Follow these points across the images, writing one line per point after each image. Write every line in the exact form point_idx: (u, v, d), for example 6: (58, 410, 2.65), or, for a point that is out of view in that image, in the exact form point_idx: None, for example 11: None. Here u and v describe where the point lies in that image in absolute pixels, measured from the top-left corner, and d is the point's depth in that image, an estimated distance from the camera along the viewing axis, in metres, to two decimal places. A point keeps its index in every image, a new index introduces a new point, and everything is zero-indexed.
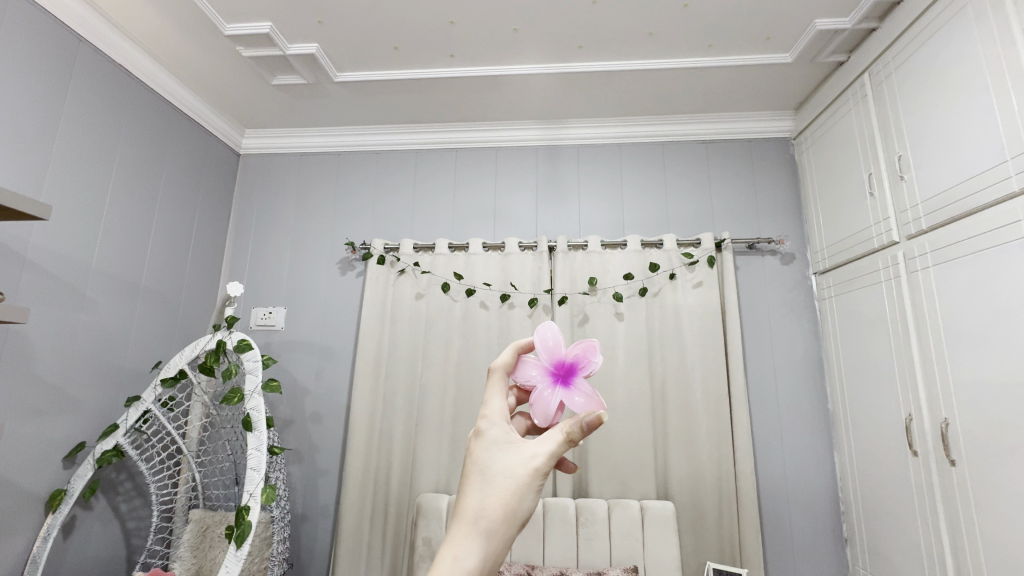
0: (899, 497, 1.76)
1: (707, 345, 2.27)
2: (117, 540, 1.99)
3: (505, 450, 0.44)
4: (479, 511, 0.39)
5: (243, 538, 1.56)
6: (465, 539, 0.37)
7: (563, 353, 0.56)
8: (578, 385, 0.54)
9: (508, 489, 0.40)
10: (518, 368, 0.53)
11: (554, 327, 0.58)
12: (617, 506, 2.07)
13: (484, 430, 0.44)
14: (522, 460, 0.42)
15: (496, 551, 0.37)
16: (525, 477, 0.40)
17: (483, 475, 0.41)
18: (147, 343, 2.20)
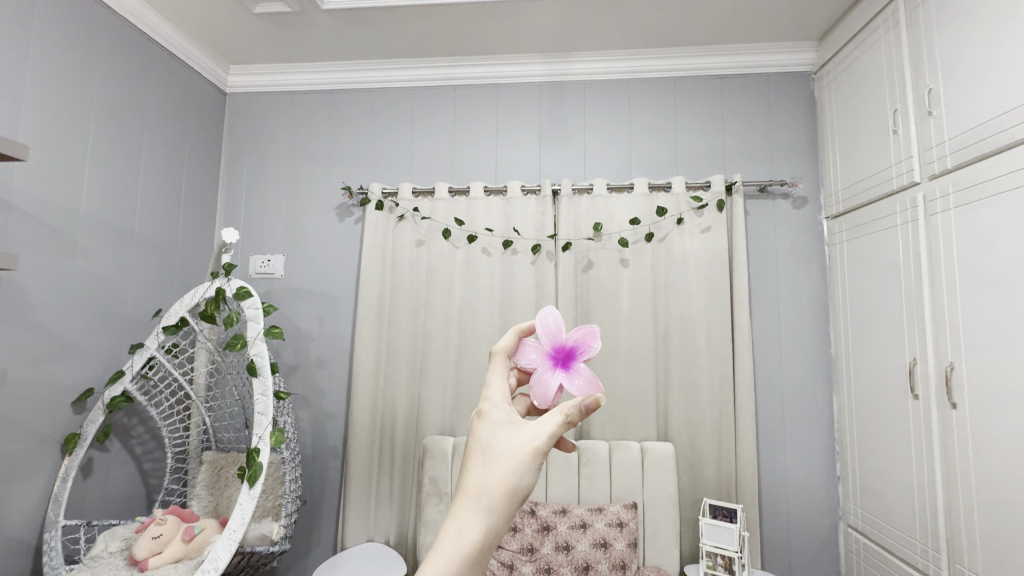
0: (896, 438, 1.80)
1: (713, 291, 2.25)
2: (135, 480, 2.06)
3: (507, 429, 0.43)
4: (481, 488, 0.38)
5: (255, 478, 1.60)
6: (467, 514, 0.37)
7: (564, 337, 0.56)
8: (579, 369, 0.55)
9: (509, 467, 0.39)
10: (519, 351, 0.54)
11: (556, 312, 0.58)
12: (618, 447, 2.13)
13: (485, 411, 0.44)
14: (524, 439, 0.41)
15: (497, 527, 0.37)
16: (526, 457, 0.40)
17: (484, 454, 0.40)
18: (146, 291, 2.18)
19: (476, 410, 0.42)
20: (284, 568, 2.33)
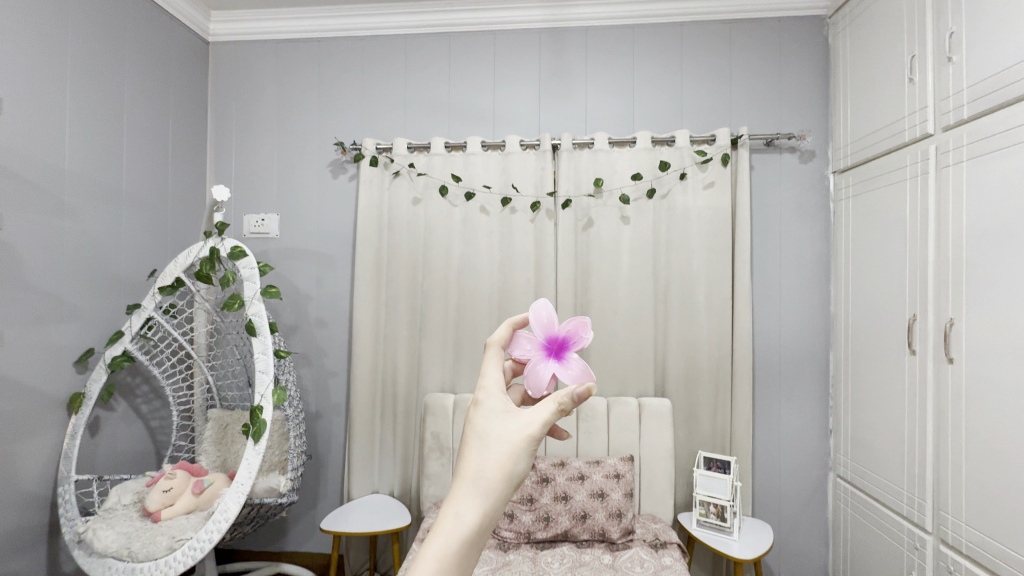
0: (890, 393, 1.83)
1: (714, 249, 2.22)
2: (143, 437, 2.11)
3: (501, 416, 0.46)
4: (479, 472, 0.41)
5: (259, 434, 1.63)
6: (464, 497, 0.40)
7: (556, 329, 0.59)
8: (571, 358, 0.58)
9: (502, 454, 0.42)
10: (514, 343, 0.57)
11: (548, 305, 0.61)
12: (616, 403, 2.16)
13: (481, 401, 0.47)
14: (518, 426, 0.44)
15: (492, 510, 0.40)
16: (520, 444, 0.43)
17: (479, 442, 0.43)
18: (139, 251, 2.14)
19: (472, 400, 0.45)
20: (294, 518, 2.42)
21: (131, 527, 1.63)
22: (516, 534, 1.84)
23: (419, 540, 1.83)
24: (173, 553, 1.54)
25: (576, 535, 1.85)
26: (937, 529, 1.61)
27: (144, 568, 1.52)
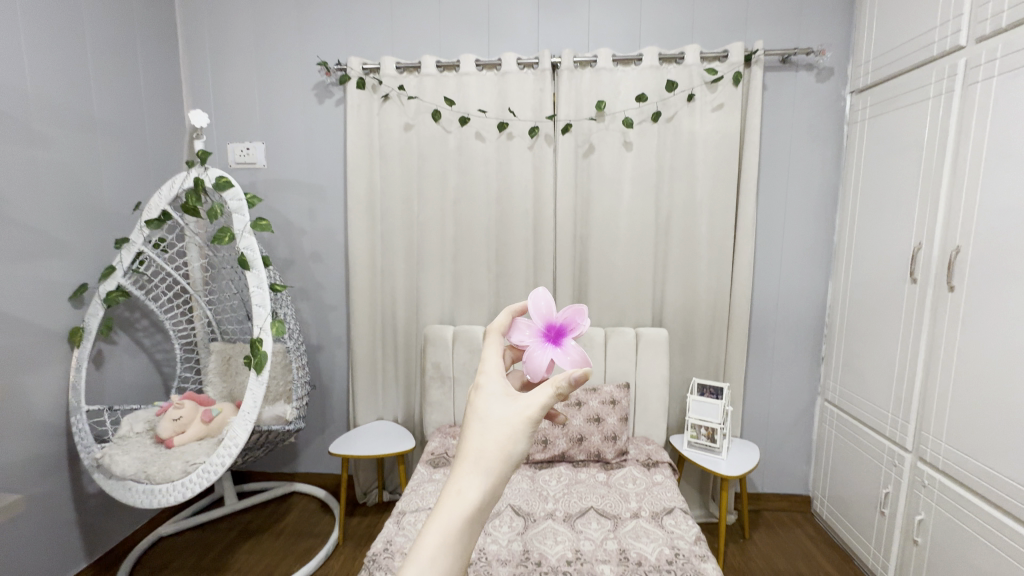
0: (885, 322, 1.84)
1: (720, 176, 2.14)
2: (149, 369, 2.15)
3: (501, 403, 0.54)
4: (480, 453, 0.49)
5: (261, 366, 1.65)
6: (470, 472, 0.48)
7: (554, 317, 0.71)
8: (566, 343, 0.70)
9: (503, 436, 0.50)
10: (515, 330, 0.68)
11: (547, 296, 0.73)
12: (614, 333, 2.19)
13: (482, 386, 0.56)
14: (517, 411, 0.52)
15: (495, 482, 0.48)
16: (517, 425, 0.51)
17: (482, 426, 0.51)
18: (121, 183, 2.06)
19: (473, 386, 0.54)
20: (303, 443, 2.54)
21: (147, 453, 1.70)
22: None
23: (423, 461, 1.93)
24: (188, 476, 1.61)
25: (572, 456, 1.94)
26: (917, 448, 1.69)
27: (162, 490, 1.60)
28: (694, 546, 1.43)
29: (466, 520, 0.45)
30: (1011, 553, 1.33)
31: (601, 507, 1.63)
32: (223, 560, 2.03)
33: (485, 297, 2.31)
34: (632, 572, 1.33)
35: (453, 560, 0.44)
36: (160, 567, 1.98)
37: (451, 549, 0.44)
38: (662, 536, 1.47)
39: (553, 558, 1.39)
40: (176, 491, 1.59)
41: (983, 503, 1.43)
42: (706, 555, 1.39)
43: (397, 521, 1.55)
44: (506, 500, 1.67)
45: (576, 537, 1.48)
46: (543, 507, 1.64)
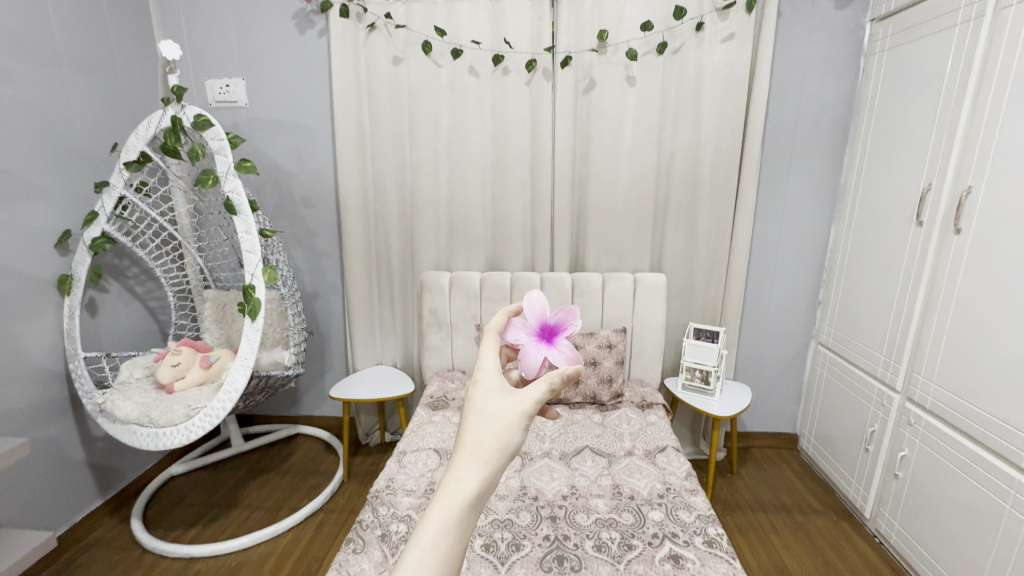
0: (886, 266, 1.82)
1: (726, 114, 2.04)
2: (144, 317, 2.13)
3: (498, 398, 0.54)
4: (479, 443, 0.49)
5: (256, 313, 1.63)
6: (469, 461, 0.48)
7: (548, 317, 0.69)
8: (559, 343, 0.68)
9: (501, 426, 0.50)
10: (508, 330, 0.65)
11: (541, 295, 0.70)
12: (611, 278, 2.17)
13: (479, 381, 0.56)
14: (513, 405, 0.52)
15: (493, 471, 0.48)
16: (515, 416, 0.51)
17: (480, 419, 0.51)
18: (95, 123, 1.95)
19: (470, 379, 0.54)
20: (304, 387, 2.58)
21: (148, 398, 1.72)
22: None
23: (422, 404, 1.97)
24: (191, 420, 1.64)
25: (569, 399, 1.98)
26: (906, 389, 1.73)
27: (167, 433, 1.63)
28: (685, 482, 1.49)
29: (467, 506, 0.45)
30: (988, 486, 1.39)
31: (596, 446, 1.68)
32: (233, 496, 2.11)
33: (481, 242, 2.26)
34: (625, 505, 1.39)
35: (452, 546, 0.43)
36: (173, 503, 2.06)
37: (450, 537, 0.44)
38: (654, 472, 1.53)
39: (549, 493, 1.44)
40: (181, 434, 1.62)
41: (967, 440, 1.47)
42: (696, 490, 1.45)
43: (398, 461, 1.60)
44: None
45: (571, 474, 1.53)
46: (540, 446, 1.69)
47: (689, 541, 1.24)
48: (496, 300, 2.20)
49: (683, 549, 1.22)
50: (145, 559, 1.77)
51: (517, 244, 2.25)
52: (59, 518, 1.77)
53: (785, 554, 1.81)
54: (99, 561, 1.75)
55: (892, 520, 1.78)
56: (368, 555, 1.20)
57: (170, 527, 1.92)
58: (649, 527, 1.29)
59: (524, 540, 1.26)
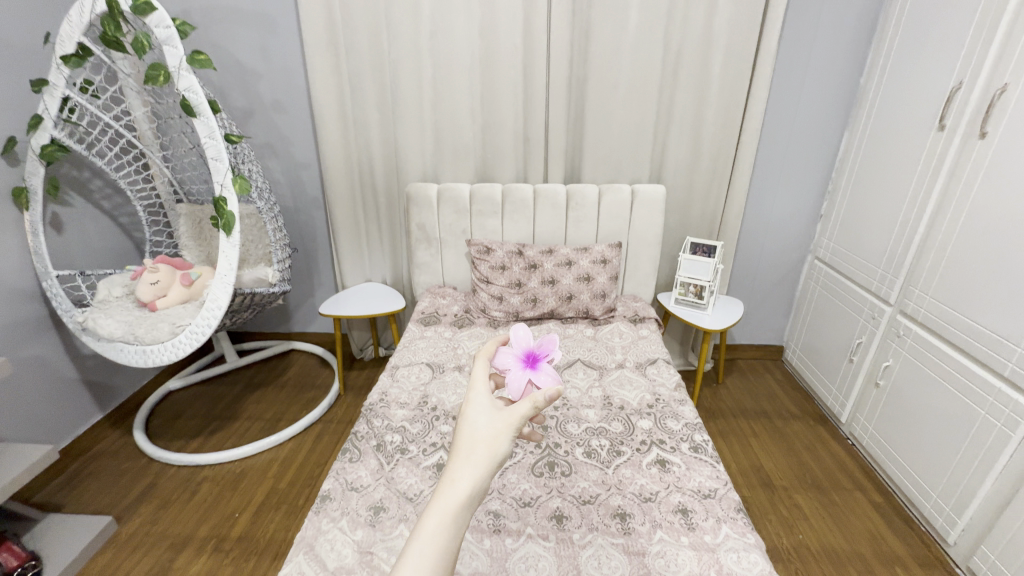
0: (897, 176, 1.74)
1: (743, 3, 1.82)
2: (117, 234, 2.02)
3: (488, 412, 0.61)
4: (471, 449, 0.56)
5: (230, 228, 1.54)
6: (462, 466, 0.55)
7: (531, 347, 0.84)
8: (542, 367, 0.82)
9: (491, 435, 0.57)
10: (498, 356, 0.79)
11: (524, 327, 0.86)
12: (608, 191, 2.06)
13: (471, 398, 0.63)
14: (502, 418, 0.59)
15: (484, 473, 0.54)
16: (502, 429, 0.58)
17: (472, 430, 0.58)
18: (21, 9, 1.68)
19: (463, 396, 0.61)
20: (295, 304, 2.55)
21: (131, 316, 1.67)
22: (505, 313, 1.96)
23: (414, 320, 1.95)
24: (178, 337, 1.61)
25: (561, 314, 1.97)
26: (901, 302, 1.72)
27: (154, 350, 1.61)
28: (674, 392, 1.51)
29: (459, 504, 0.52)
30: (967, 394, 1.43)
31: (588, 359, 1.69)
32: (233, 409, 2.16)
33: (470, 152, 2.11)
34: (615, 414, 1.42)
35: (448, 539, 0.50)
36: (174, 416, 2.11)
37: (445, 531, 0.50)
38: (644, 384, 1.55)
39: None
40: (169, 351, 1.60)
41: (954, 351, 1.50)
42: (685, 400, 1.48)
43: (391, 374, 1.61)
44: None
45: (563, 386, 1.55)
46: None
47: (676, 448, 1.29)
48: (487, 215, 2.10)
49: (670, 455, 1.26)
50: (153, 467, 1.85)
51: (509, 154, 2.10)
52: (61, 433, 1.81)
53: (763, 455, 1.92)
54: (108, 470, 1.82)
55: (867, 425, 1.87)
56: (365, 464, 1.23)
57: (173, 438, 1.98)
58: (637, 435, 1.33)
59: (517, 449, 1.29)
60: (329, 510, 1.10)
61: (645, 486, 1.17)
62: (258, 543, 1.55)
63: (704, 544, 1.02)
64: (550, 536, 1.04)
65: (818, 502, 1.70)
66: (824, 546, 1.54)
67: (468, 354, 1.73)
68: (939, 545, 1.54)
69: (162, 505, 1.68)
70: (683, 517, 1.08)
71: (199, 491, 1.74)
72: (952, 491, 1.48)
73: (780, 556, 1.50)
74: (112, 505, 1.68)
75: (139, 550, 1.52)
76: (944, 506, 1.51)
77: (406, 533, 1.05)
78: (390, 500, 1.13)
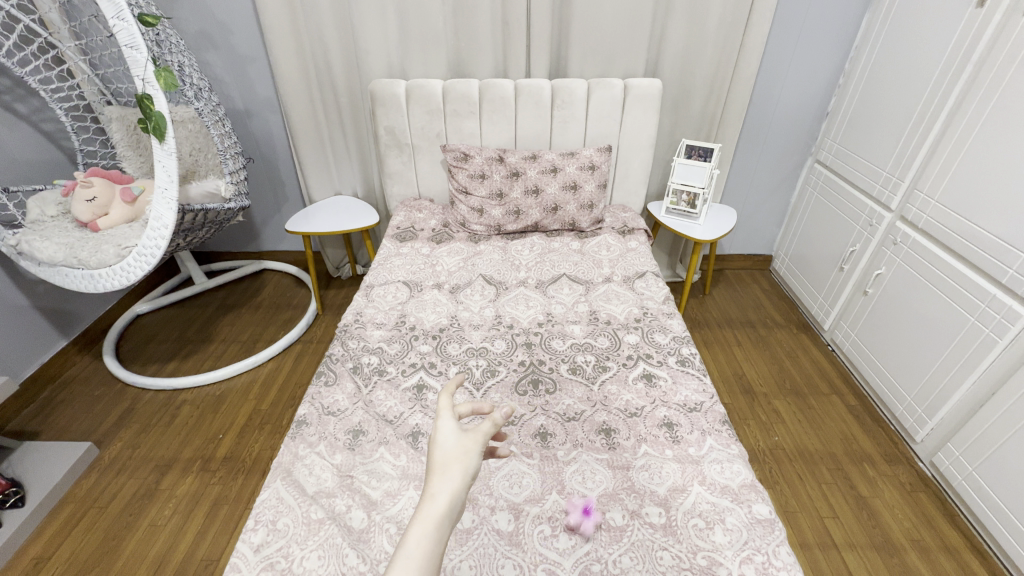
0: (919, 66, 1.56)
1: None
2: (42, 143, 1.76)
3: (455, 431, 0.62)
4: (445, 464, 0.58)
5: (162, 132, 1.35)
6: (439, 481, 0.56)
7: None
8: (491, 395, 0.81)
9: (461, 450, 0.59)
10: None
11: None
12: (598, 86, 1.85)
13: (438, 420, 0.63)
14: (470, 434, 0.61)
15: (461, 486, 0.56)
16: (471, 446, 0.59)
17: (443, 448, 0.59)
18: None
19: (432, 418, 0.61)
20: (261, 221, 2.37)
21: (71, 238, 1.51)
22: (486, 227, 1.83)
23: (389, 236, 1.82)
24: (126, 260, 1.48)
25: (546, 226, 1.85)
26: (902, 208, 1.64)
27: (102, 275, 1.49)
28: (662, 306, 1.46)
29: (439, 518, 0.53)
30: (958, 302, 1.40)
31: (574, 274, 1.61)
32: (206, 332, 2.08)
33: (441, 40, 1.84)
34: (602, 330, 1.37)
35: (431, 553, 0.51)
36: (145, 340, 2.03)
37: (428, 543, 0.51)
38: (632, 298, 1.49)
39: (525, 321, 1.41)
40: (118, 276, 1.48)
41: (951, 258, 1.44)
42: (673, 313, 1.43)
43: (366, 294, 1.51)
44: (476, 271, 1.62)
45: (547, 301, 1.48)
46: (515, 276, 1.60)
47: (663, 362, 1.26)
48: (463, 116, 1.89)
49: (657, 369, 1.24)
50: (129, 392, 1.80)
51: (486, 43, 1.83)
52: (23, 362, 1.73)
53: (745, 363, 1.94)
54: (82, 397, 1.77)
55: (850, 333, 1.88)
56: (341, 388, 1.18)
57: (146, 362, 1.92)
58: (624, 350, 1.29)
59: (499, 367, 1.25)
60: (306, 435, 1.06)
61: (630, 402, 1.14)
62: (245, 462, 1.56)
63: (689, 456, 1.02)
64: (534, 454, 1.03)
65: (795, 407, 1.75)
66: (799, 448, 1.60)
67: (447, 271, 1.63)
68: (905, 443, 1.61)
69: (142, 429, 1.66)
70: (668, 431, 1.07)
71: (180, 414, 1.71)
72: (926, 395, 1.51)
73: (757, 457, 1.56)
74: (91, 431, 1.65)
75: (124, 473, 1.52)
76: (916, 409, 1.55)
77: (387, 456, 1.02)
78: (369, 424, 1.09)
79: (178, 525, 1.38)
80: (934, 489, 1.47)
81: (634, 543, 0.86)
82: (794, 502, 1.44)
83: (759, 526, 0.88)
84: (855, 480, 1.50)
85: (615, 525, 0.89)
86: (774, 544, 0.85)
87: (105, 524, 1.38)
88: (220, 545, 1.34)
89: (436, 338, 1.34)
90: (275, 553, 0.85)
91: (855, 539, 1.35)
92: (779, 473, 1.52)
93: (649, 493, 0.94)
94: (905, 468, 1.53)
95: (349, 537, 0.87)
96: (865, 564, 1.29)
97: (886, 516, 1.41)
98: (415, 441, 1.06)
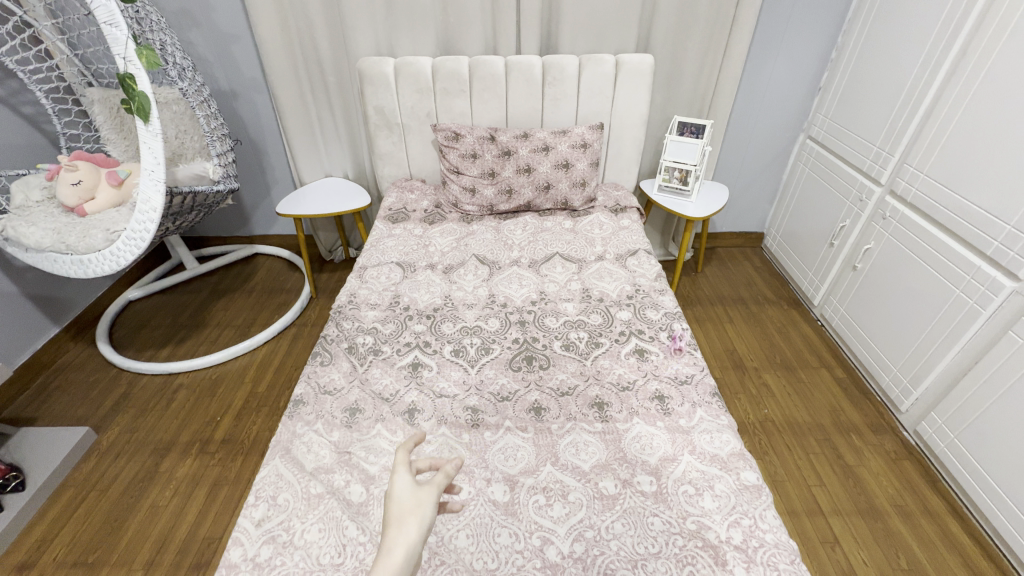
0: (911, 38, 1.55)
1: None
2: (23, 127, 1.72)
3: (410, 482, 0.60)
4: (401, 515, 0.56)
5: (147, 113, 1.33)
6: (395, 534, 0.55)
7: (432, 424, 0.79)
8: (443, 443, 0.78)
9: (416, 502, 0.58)
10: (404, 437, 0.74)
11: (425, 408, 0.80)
12: (590, 62, 1.83)
13: (393, 472, 0.61)
14: (426, 484, 0.60)
15: (417, 539, 0.55)
16: (427, 497, 0.58)
17: (399, 499, 0.58)
18: None
19: (388, 469, 0.59)
20: (251, 204, 2.35)
21: (58, 223, 1.50)
22: (478, 207, 1.83)
23: (381, 218, 1.81)
24: (116, 245, 1.47)
25: (538, 206, 1.85)
26: (891, 182, 1.65)
27: (91, 260, 1.48)
28: (654, 283, 1.47)
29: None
30: (944, 274, 1.43)
31: (567, 252, 1.62)
32: (200, 316, 2.08)
33: (429, 17, 1.80)
34: (594, 307, 1.38)
35: None
36: (138, 326, 2.03)
37: None
38: (624, 276, 1.50)
39: (519, 300, 1.42)
40: (108, 260, 1.47)
41: (938, 231, 1.46)
42: (665, 289, 1.45)
43: (359, 276, 1.51)
44: (469, 251, 1.63)
45: (540, 280, 1.49)
46: (508, 255, 1.61)
47: (654, 337, 1.27)
48: (454, 94, 1.87)
49: (649, 344, 1.25)
50: (125, 377, 1.81)
51: (475, 19, 1.80)
52: (15, 350, 1.72)
53: (737, 339, 1.97)
54: (77, 383, 1.78)
55: (839, 307, 1.91)
56: (337, 367, 1.19)
57: (141, 348, 1.92)
58: (616, 326, 1.31)
59: (494, 345, 1.26)
60: (304, 414, 1.08)
61: (622, 376, 1.16)
62: (243, 444, 1.57)
63: (679, 427, 1.04)
64: (528, 428, 1.05)
65: (785, 381, 1.78)
66: (788, 420, 1.64)
67: (440, 251, 1.63)
68: (891, 413, 1.66)
69: (140, 414, 1.67)
70: (659, 403, 1.09)
71: (177, 399, 1.72)
72: (911, 366, 1.55)
73: (747, 429, 1.60)
74: (89, 416, 1.66)
75: (123, 457, 1.53)
76: (902, 379, 1.59)
77: (384, 432, 1.04)
78: (366, 402, 1.11)
79: (178, 506, 1.40)
80: (918, 457, 1.52)
81: (626, 510, 0.89)
82: (782, 472, 1.49)
83: (746, 491, 0.91)
84: (841, 449, 1.55)
85: (608, 493, 0.92)
86: (761, 508, 0.88)
87: (106, 507, 1.40)
88: (221, 524, 1.36)
89: (430, 318, 1.35)
90: (277, 526, 0.87)
91: (841, 505, 1.40)
92: (768, 445, 1.56)
93: (641, 463, 0.97)
94: (891, 437, 1.58)
95: (348, 510, 0.90)
96: (850, 529, 1.34)
97: (871, 483, 1.45)
98: (411, 417, 1.07)
